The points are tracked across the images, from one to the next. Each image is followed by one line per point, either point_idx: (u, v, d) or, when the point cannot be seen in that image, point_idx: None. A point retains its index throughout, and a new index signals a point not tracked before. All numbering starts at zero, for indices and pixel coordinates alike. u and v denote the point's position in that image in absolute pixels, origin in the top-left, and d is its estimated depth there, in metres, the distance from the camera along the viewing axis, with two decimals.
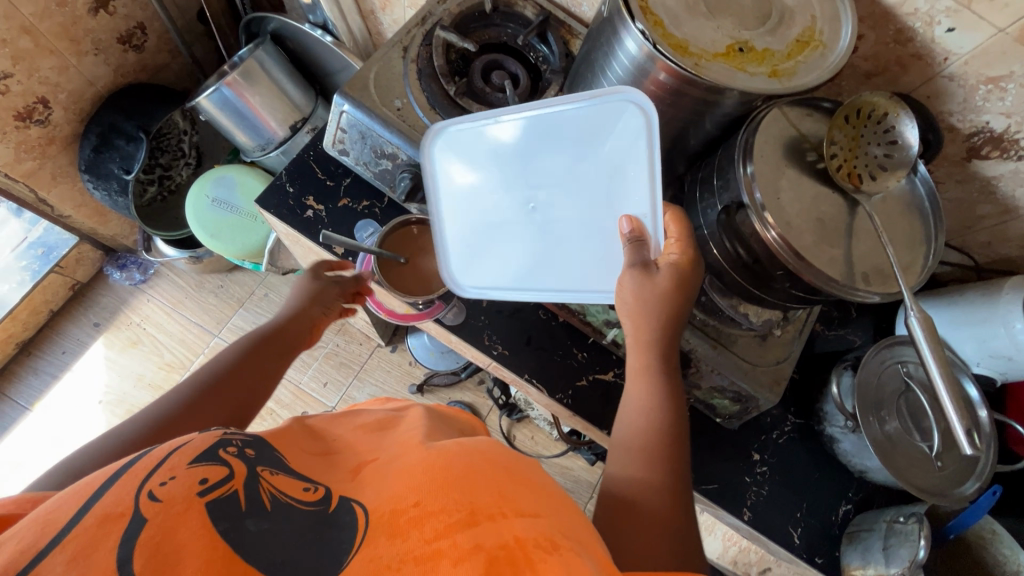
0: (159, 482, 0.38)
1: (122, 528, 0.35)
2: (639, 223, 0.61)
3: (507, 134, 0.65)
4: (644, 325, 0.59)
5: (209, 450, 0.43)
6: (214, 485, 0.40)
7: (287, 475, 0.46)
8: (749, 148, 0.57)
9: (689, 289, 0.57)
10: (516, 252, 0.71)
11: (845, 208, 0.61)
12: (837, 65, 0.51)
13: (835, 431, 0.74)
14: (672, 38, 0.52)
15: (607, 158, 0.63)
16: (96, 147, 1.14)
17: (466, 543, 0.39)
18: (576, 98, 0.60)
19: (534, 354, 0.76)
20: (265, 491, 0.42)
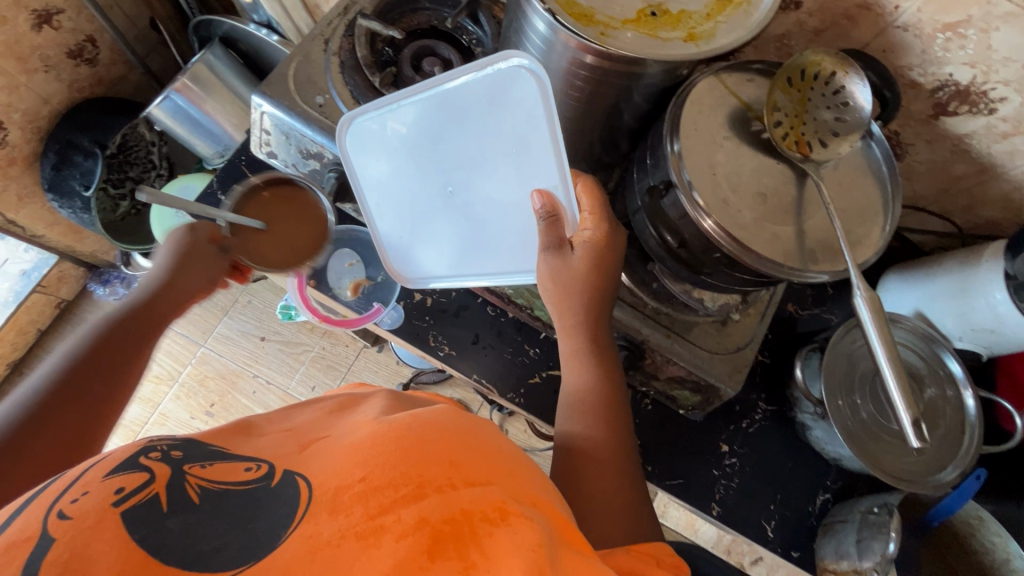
0: (71, 499, 0.34)
1: (28, 551, 0.31)
2: (550, 195, 0.55)
3: (406, 119, 0.61)
4: (568, 307, 0.56)
5: (130, 456, 0.38)
6: (133, 492, 0.35)
7: (223, 460, 0.41)
8: (676, 122, 0.53)
9: (610, 268, 0.55)
10: (447, 237, 0.68)
11: (792, 180, 0.56)
12: (760, 23, 0.46)
13: (806, 418, 0.69)
14: (576, 7, 0.47)
15: (511, 131, 0.58)
16: (55, 165, 1.14)
17: (410, 519, 0.35)
18: (467, 70, 0.55)
19: (483, 353, 0.73)
20: (193, 487, 0.37)
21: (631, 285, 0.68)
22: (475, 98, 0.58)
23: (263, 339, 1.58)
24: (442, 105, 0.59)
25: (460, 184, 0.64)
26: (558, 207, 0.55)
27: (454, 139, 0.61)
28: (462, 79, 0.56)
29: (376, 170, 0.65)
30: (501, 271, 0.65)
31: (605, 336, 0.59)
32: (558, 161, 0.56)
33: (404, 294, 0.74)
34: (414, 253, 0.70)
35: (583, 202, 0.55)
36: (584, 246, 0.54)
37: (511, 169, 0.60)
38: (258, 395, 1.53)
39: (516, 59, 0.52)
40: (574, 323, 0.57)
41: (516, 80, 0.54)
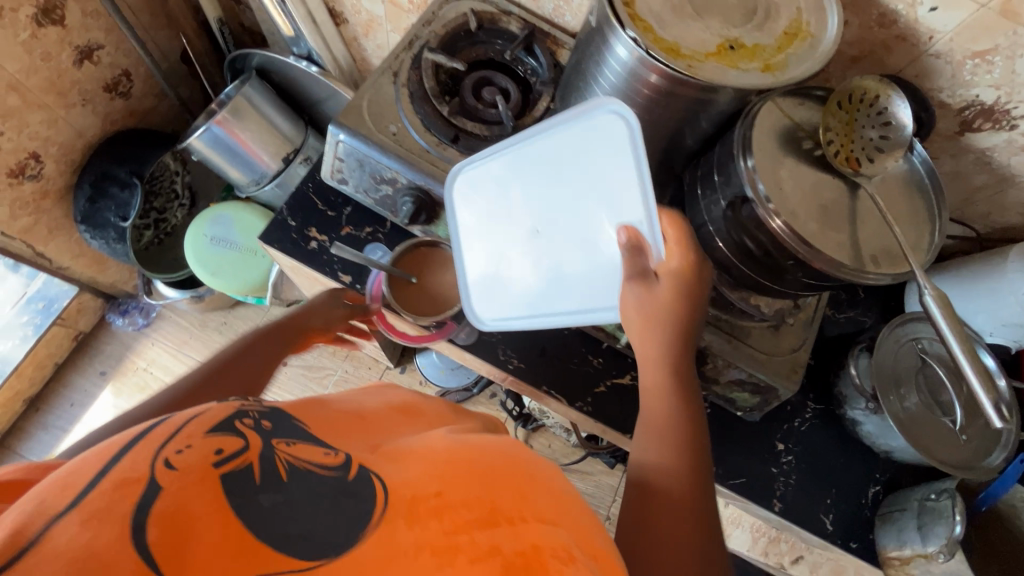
0: (175, 449, 0.33)
1: (138, 495, 0.30)
2: (635, 229, 0.55)
3: (500, 164, 0.65)
4: (656, 337, 0.57)
5: (225, 418, 0.37)
6: (230, 456, 0.35)
7: (308, 441, 0.41)
8: (748, 142, 0.58)
9: (692, 300, 0.55)
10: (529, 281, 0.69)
11: (845, 192, 0.62)
12: (828, 54, 0.51)
13: (857, 414, 0.74)
14: (663, 42, 0.52)
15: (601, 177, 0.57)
16: (91, 197, 1.14)
17: (483, 544, 0.37)
18: (562, 116, 0.57)
19: (550, 365, 0.75)
20: (281, 461, 0.37)
21: None
22: (571, 143, 0.59)
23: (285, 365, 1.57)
24: (536, 149, 0.62)
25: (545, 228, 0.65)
26: (643, 243, 0.55)
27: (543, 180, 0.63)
28: (558, 126, 0.58)
29: (467, 206, 0.69)
30: (582, 311, 0.64)
31: (688, 375, 0.59)
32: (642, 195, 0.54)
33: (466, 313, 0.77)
34: (491, 296, 0.72)
35: (669, 232, 0.54)
36: (667, 275, 0.54)
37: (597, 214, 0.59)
38: None
39: (605, 103, 0.53)
40: (657, 336, 0.57)
41: (608, 125, 0.55)
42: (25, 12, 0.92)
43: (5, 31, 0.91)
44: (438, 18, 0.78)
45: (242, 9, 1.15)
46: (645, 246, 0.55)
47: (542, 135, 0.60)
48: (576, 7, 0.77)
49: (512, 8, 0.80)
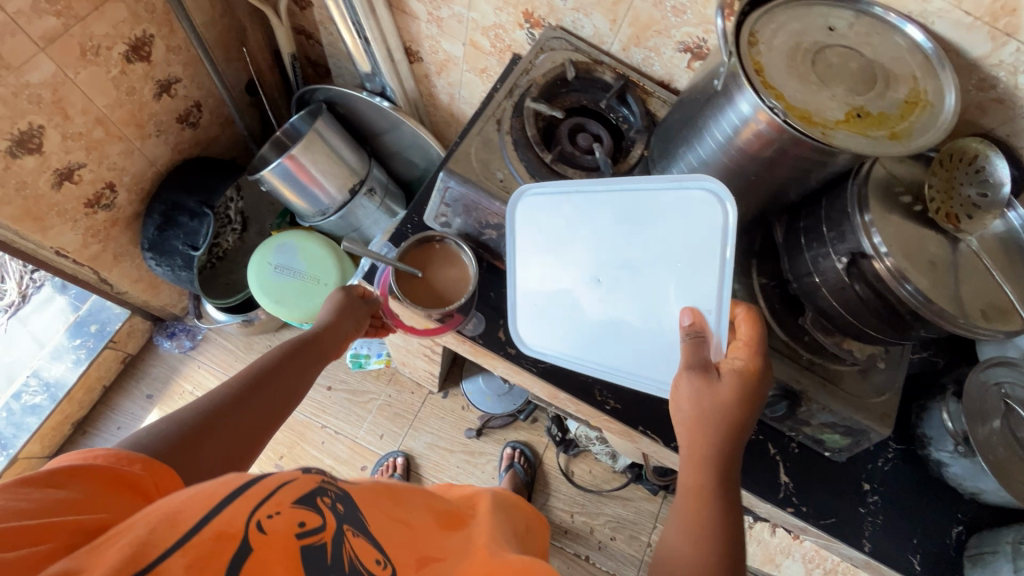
0: (266, 514, 0.43)
1: (232, 549, 0.39)
2: (699, 315, 0.62)
3: (581, 206, 0.69)
4: (707, 436, 0.58)
5: (308, 493, 0.48)
6: (310, 530, 0.44)
7: (369, 540, 0.48)
8: (864, 199, 0.61)
9: (752, 402, 0.58)
10: (576, 325, 0.73)
11: (948, 247, 0.64)
12: (951, 123, 0.54)
13: (943, 456, 0.76)
14: (796, 108, 0.55)
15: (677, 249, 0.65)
16: (160, 225, 1.16)
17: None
18: (660, 181, 0.64)
19: (645, 406, 0.77)
20: (347, 553, 0.44)
21: (785, 340, 0.75)
22: (658, 206, 0.66)
23: (330, 389, 1.57)
24: (621, 203, 0.67)
25: (608, 280, 0.70)
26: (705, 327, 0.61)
27: (622, 234, 0.68)
28: (651, 187, 0.65)
29: (535, 238, 0.72)
30: (617, 369, 0.71)
31: (731, 477, 0.59)
32: (718, 278, 0.63)
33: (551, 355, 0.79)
34: (538, 328, 0.75)
35: (743, 329, 0.60)
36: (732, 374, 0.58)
37: (662, 278, 0.66)
38: (326, 445, 1.52)
39: (707, 180, 0.61)
40: (705, 440, 0.58)
41: (702, 201, 0.63)
42: (118, 50, 0.94)
43: (100, 68, 0.93)
44: (535, 66, 0.81)
45: (313, 44, 1.18)
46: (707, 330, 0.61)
47: (633, 192, 0.66)
48: (667, 58, 0.80)
49: (605, 57, 0.84)
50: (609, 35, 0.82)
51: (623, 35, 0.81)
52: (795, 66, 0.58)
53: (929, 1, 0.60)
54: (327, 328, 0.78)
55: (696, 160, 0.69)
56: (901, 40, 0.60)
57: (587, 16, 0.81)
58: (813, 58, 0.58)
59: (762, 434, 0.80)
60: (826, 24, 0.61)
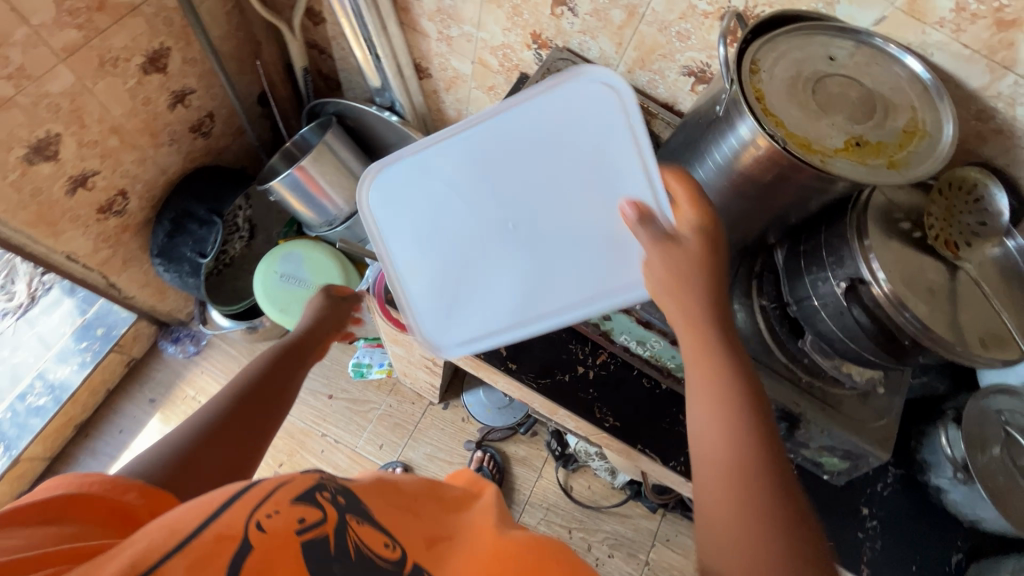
0: (265, 513, 0.39)
1: (231, 551, 0.36)
2: (641, 204, 0.57)
3: (451, 162, 0.66)
4: (689, 290, 0.52)
5: (308, 488, 0.43)
6: (311, 525, 0.40)
7: (373, 525, 0.44)
8: (862, 227, 0.62)
9: (720, 248, 0.53)
10: (505, 283, 0.68)
11: (947, 274, 0.64)
12: (949, 154, 0.55)
13: (942, 482, 0.76)
14: (795, 136, 0.56)
15: (592, 154, 0.61)
16: (170, 232, 1.17)
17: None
18: (532, 93, 0.61)
19: (644, 425, 0.78)
20: (352, 541, 0.41)
21: (784, 361, 0.75)
22: (531, 128, 0.62)
23: (331, 398, 1.57)
24: (495, 143, 0.64)
25: (521, 219, 0.66)
26: (651, 212, 0.56)
27: (512, 176, 0.65)
28: (515, 110, 0.62)
29: (428, 219, 0.69)
30: (577, 302, 0.66)
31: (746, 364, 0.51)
32: (641, 164, 0.59)
33: (550, 370, 0.79)
34: (459, 316, 0.71)
35: (675, 187, 0.54)
36: (688, 235, 0.53)
37: (575, 189, 0.63)
38: (326, 453, 1.51)
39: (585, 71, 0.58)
40: (687, 314, 0.52)
41: (585, 88, 0.60)
42: (136, 62, 0.96)
43: (117, 78, 0.95)
44: None
45: (325, 58, 1.20)
46: (654, 215, 0.56)
47: (501, 126, 0.63)
48: (671, 81, 0.82)
49: (610, 79, 0.86)
50: (614, 58, 0.84)
51: (628, 58, 0.83)
52: (795, 94, 0.59)
53: (928, 33, 0.61)
54: (312, 327, 0.75)
55: (696, 181, 0.70)
56: (900, 70, 0.61)
57: (594, 39, 0.83)
58: (813, 87, 0.60)
59: None
60: (827, 53, 0.62)
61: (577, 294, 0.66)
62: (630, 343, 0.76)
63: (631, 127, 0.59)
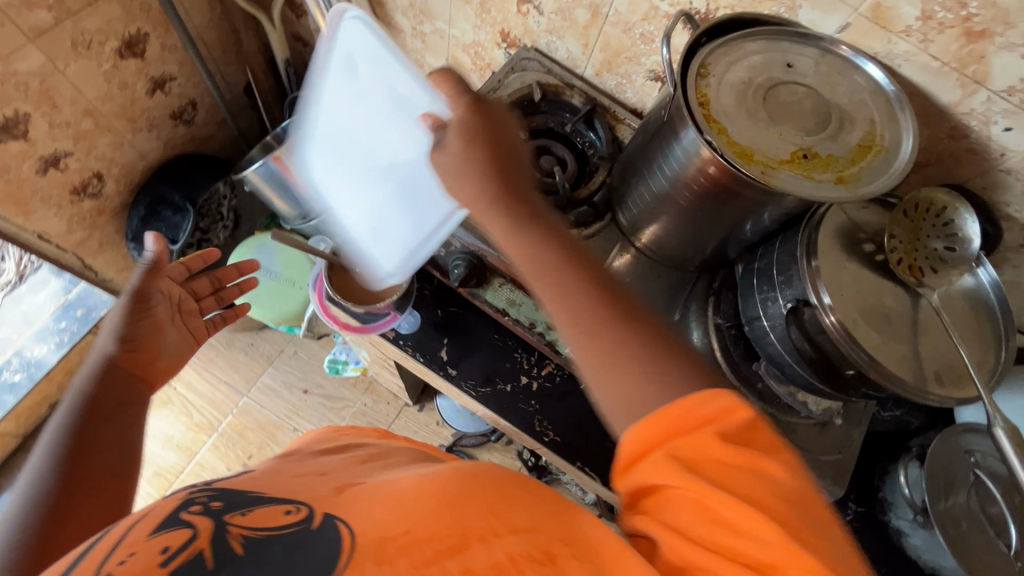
0: (114, 562, 0.29)
1: None
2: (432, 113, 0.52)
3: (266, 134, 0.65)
4: (472, 176, 0.46)
5: (169, 514, 0.33)
6: (176, 551, 0.30)
7: (258, 503, 0.35)
8: (812, 245, 0.58)
9: (487, 132, 0.48)
10: (350, 231, 0.62)
11: (907, 303, 0.60)
12: (904, 171, 0.51)
13: (903, 524, 0.71)
14: (737, 145, 0.53)
15: (371, 86, 0.58)
16: (144, 218, 1.18)
17: (454, 572, 0.31)
18: (319, 48, 0.60)
19: (588, 444, 0.74)
20: (234, 536, 0.32)
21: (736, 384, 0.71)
22: (327, 72, 0.59)
23: (306, 393, 1.54)
24: (303, 105, 0.63)
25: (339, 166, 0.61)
26: (437, 118, 0.51)
27: (336, 126, 0.60)
28: (314, 64, 0.60)
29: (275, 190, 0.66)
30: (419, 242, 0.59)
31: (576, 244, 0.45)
32: (417, 80, 0.54)
33: (490, 380, 0.76)
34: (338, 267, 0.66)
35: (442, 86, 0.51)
36: (455, 127, 0.48)
37: (387, 120, 0.57)
38: None
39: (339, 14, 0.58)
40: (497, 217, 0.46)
41: (350, 29, 0.58)
42: (110, 45, 0.97)
43: (90, 61, 0.95)
44: (504, 87, 0.81)
45: (309, 51, 1.19)
46: (438, 118, 0.51)
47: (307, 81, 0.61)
48: (638, 85, 0.79)
49: (575, 81, 0.83)
50: (582, 59, 0.81)
51: (595, 60, 0.80)
52: (744, 101, 0.55)
53: (895, 43, 0.57)
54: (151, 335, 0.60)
55: (649, 193, 0.67)
56: (863, 80, 0.57)
57: (560, 39, 0.80)
58: (765, 95, 0.56)
59: None
60: (785, 59, 0.58)
61: (419, 236, 0.59)
62: None
63: (406, 64, 0.55)
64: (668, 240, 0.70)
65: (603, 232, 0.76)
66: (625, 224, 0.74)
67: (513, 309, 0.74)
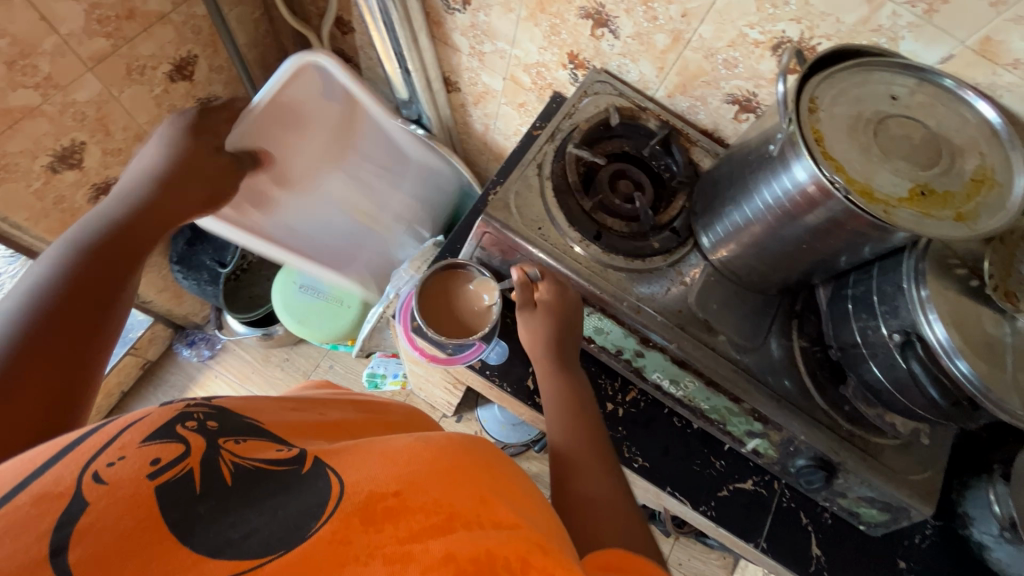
0: (107, 462, 0.33)
1: (61, 510, 0.31)
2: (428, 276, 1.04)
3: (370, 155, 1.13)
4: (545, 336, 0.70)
5: (168, 423, 0.38)
6: (168, 465, 0.35)
7: (257, 436, 0.41)
8: (921, 273, 0.58)
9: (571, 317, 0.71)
10: (328, 215, 1.09)
11: (1005, 327, 0.61)
12: (1022, 208, 0.52)
13: (986, 539, 0.72)
14: (857, 182, 0.53)
15: (376, 180, 1.15)
16: (190, 241, 1.24)
17: (437, 552, 0.36)
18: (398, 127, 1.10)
19: (672, 465, 0.77)
20: (226, 463, 0.37)
21: (824, 407, 0.70)
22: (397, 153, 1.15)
23: None
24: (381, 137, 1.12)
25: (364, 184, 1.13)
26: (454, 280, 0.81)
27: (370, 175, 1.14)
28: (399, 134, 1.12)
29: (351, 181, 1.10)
30: (299, 252, 1.06)
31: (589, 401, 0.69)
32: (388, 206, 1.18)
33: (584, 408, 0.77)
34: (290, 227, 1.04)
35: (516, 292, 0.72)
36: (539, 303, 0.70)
37: (362, 196, 1.13)
38: None
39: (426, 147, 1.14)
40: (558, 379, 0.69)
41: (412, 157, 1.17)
42: (162, 69, 0.95)
43: (143, 86, 0.93)
44: (579, 110, 0.80)
45: (352, 67, 1.18)
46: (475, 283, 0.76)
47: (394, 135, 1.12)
48: (713, 108, 0.79)
49: (648, 103, 0.83)
50: (654, 82, 0.81)
51: (669, 83, 0.80)
52: (856, 136, 0.56)
53: (1000, 74, 0.57)
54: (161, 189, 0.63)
55: (741, 220, 0.67)
56: (967, 112, 0.58)
57: (634, 62, 0.80)
58: (875, 128, 0.56)
59: (795, 502, 0.77)
60: (889, 91, 0.58)
61: (325, 251, 1.12)
62: (663, 381, 0.74)
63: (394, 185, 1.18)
64: (758, 267, 0.70)
65: (686, 257, 0.75)
66: (708, 245, 0.74)
67: (599, 336, 0.76)
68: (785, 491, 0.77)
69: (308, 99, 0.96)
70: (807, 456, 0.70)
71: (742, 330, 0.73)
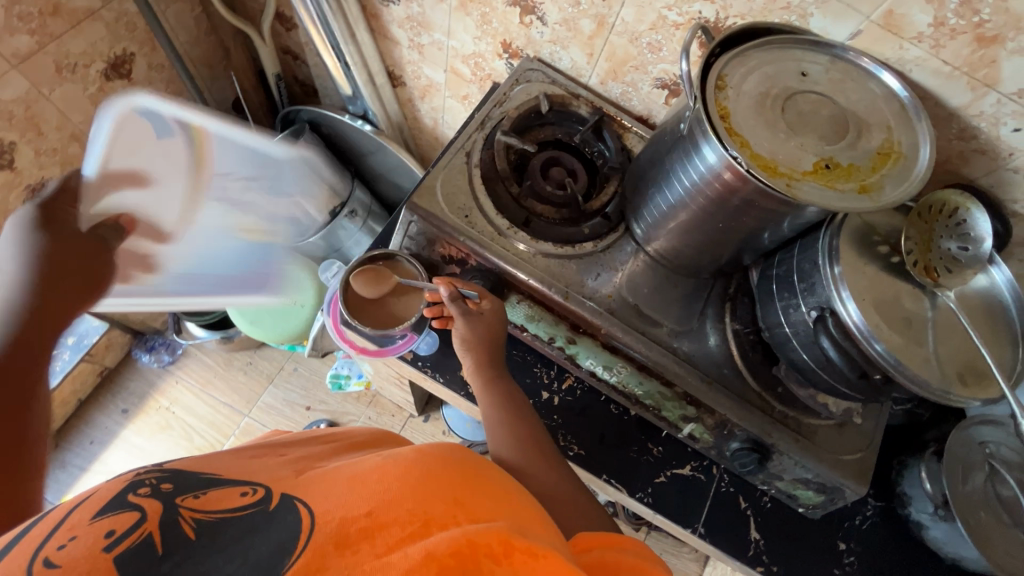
0: (58, 545, 0.33)
1: None
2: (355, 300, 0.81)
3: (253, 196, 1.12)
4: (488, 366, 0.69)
5: (118, 495, 0.37)
6: (124, 535, 0.34)
7: (219, 484, 0.40)
8: (833, 251, 0.59)
9: (496, 330, 0.70)
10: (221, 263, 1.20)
11: (925, 303, 0.61)
12: (924, 178, 0.52)
13: (923, 517, 0.72)
14: (761, 158, 0.53)
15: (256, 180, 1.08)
16: None
17: (416, 554, 0.35)
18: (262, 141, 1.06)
19: (609, 453, 0.76)
20: (187, 520, 0.36)
21: (757, 389, 0.70)
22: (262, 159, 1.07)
23: (309, 410, 1.51)
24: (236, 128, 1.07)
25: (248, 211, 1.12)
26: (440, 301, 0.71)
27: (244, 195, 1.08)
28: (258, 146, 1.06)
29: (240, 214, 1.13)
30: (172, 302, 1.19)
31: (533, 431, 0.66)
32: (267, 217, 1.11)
33: (532, 393, 0.77)
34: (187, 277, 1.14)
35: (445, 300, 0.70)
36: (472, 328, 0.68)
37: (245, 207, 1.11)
38: None
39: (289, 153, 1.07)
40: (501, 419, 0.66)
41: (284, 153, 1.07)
42: (96, 68, 0.93)
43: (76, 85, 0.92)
44: (510, 99, 0.79)
45: (299, 64, 1.17)
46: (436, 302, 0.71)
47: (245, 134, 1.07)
48: (644, 93, 0.79)
49: (581, 90, 0.83)
50: (586, 69, 0.81)
51: (600, 69, 0.80)
52: (764, 113, 0.56)
53: (907, 49, 0.58)
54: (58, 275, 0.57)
55: (665, 204, 0.67)
56: (875, 86, 0.58)
57: (564, 49, 0.80)
58: (783, 104, 0.56)
59: (734, 486, 0.77)
60: (799, 68, 0.58)
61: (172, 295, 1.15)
62: (597, 368, 0.74)
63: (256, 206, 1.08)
64: (685, 249, 0.69)
65: (618, 243, 0.75)
66: (639, 231, 0.73)
67: (531, 323, 0.75)
68: (724, 476, 0.77)
69: (141, 145, 0.92)
70: (741, 439, 0.70)
71: (673, 315, 0.72)
